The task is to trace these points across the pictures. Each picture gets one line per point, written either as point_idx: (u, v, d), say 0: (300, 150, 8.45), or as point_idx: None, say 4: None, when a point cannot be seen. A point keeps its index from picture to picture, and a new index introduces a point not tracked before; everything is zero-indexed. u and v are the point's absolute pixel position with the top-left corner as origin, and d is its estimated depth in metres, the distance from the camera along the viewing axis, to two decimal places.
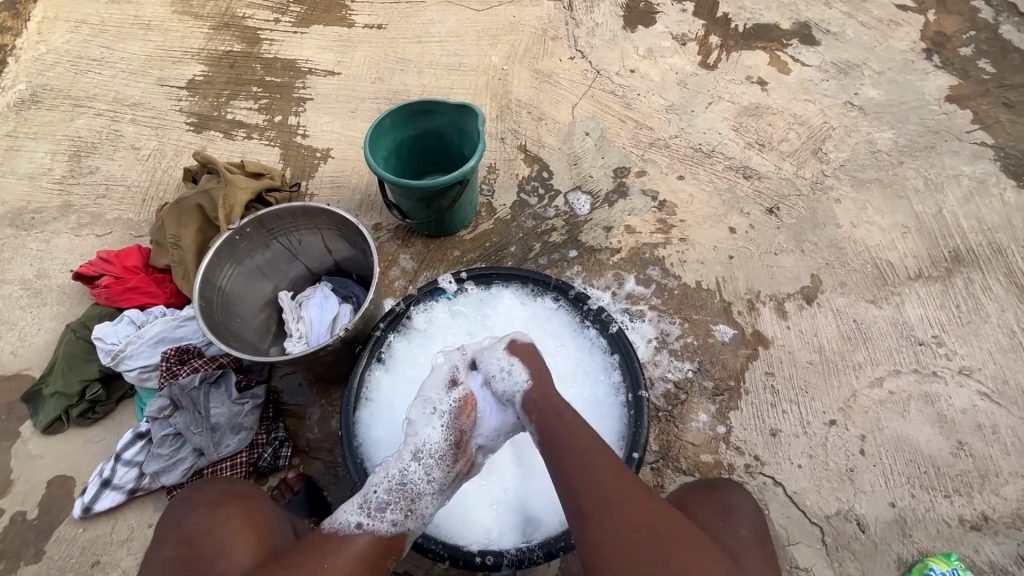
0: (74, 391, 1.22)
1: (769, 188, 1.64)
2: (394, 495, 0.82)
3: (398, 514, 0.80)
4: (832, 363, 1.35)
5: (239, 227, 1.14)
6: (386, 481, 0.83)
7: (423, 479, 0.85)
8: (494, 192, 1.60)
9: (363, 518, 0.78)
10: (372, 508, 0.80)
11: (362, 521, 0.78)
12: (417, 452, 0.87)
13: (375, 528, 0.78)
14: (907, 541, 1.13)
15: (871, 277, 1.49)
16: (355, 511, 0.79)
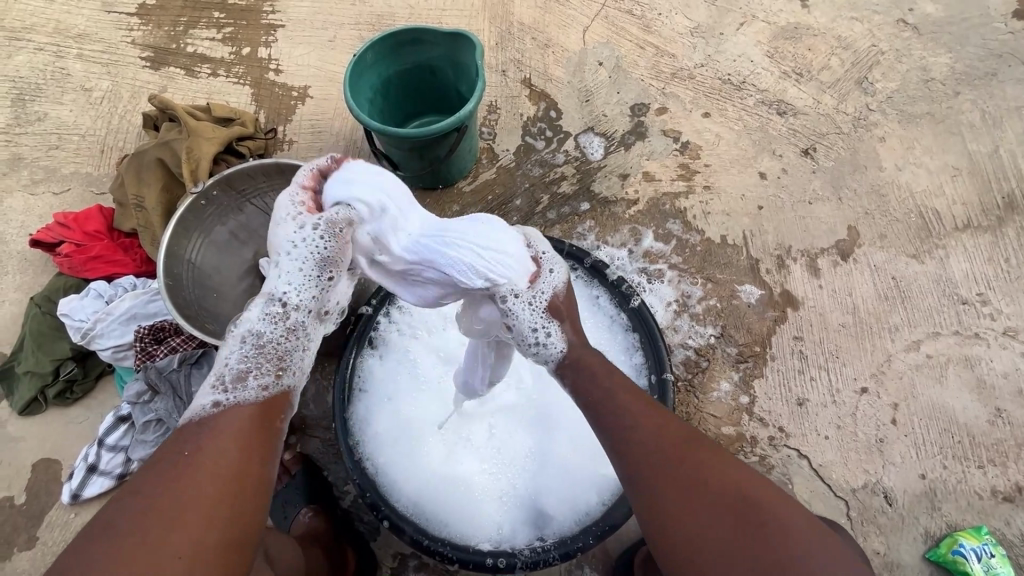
0: (47, 370, 1.12)
1: (806, 125, 1.45)
2: (255, 355, 0.68)
3: (268, 376, 0.68)
4: (867, 326, 1.24)
5: (204, 190, 1.00)
6: (236, 347, 0.68)
7: (287, 332, 0.71)
8: (495, 135, 1.42)
9: (217, 397, 0.65)
10: (227, 383, 0.66)
11: (217, 400, 0.65)
12: (271, 297, 0.70)
13: (239, 400, 0.65)
14: (936, 514, 1.09)
15: (914, 227, 1.34)
16: (207, 393, 0.66)
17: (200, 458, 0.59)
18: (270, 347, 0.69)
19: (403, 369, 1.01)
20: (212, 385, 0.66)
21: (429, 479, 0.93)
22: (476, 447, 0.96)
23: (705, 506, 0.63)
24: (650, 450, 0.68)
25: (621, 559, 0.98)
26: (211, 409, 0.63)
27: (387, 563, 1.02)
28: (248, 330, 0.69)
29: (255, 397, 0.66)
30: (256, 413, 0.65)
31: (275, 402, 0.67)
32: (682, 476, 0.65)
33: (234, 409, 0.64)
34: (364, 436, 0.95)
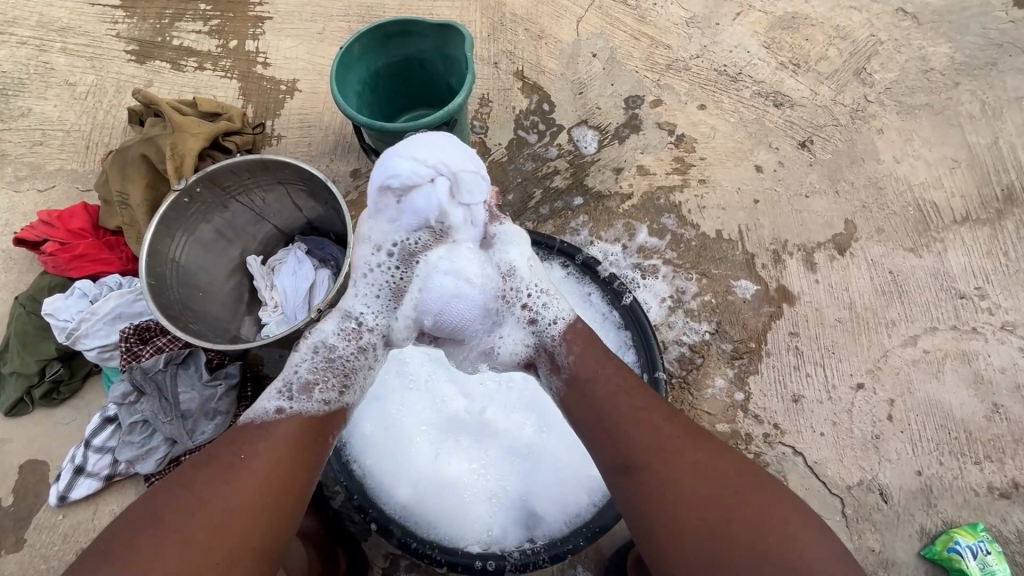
0: (32, 371, 1.11)
1: (803, 117, 1.43)
2: (322, 371, 0.79)
3: (331, 393, 0.78)
4: (863, 321, 1.23)
5: (187, 187, 0.98)
6: (308, 361, 0.80)
7: (351, 355, 0.83)
8: (487, 129, 1.39)
9: (282, 402, 0.75)
10: (294, 391, 0.76)
11: (282, 406, 0.74)
12: (346, 316, 0.86)
13: (301, 410, 0.74)
14: (931, 511, 1.08)
15: (912, 221, 1.32)
16: (273, 398, 0.75)
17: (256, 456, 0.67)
18: (337, 365, 0.81)
19: (391, 368, 1.00)
20: (280, 391, 0.76)
21: (417, 481, 0.91)
22: (465, 447, 0.95)
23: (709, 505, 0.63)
24: (654, 443, 0.68)
25: (614, 559, 0.97)
26: (275, 414, 0.73)
27: (378, 564, 1.01)
28: (318, 347, 0.82)
29: (316, 409, 0.75)
30: (310, 425, 0.74)
31: (333, 417, 0.77)
32: (687, 474, 0.65)
33: (298, 417, 0.73)
34: (350, 438, 0.94)
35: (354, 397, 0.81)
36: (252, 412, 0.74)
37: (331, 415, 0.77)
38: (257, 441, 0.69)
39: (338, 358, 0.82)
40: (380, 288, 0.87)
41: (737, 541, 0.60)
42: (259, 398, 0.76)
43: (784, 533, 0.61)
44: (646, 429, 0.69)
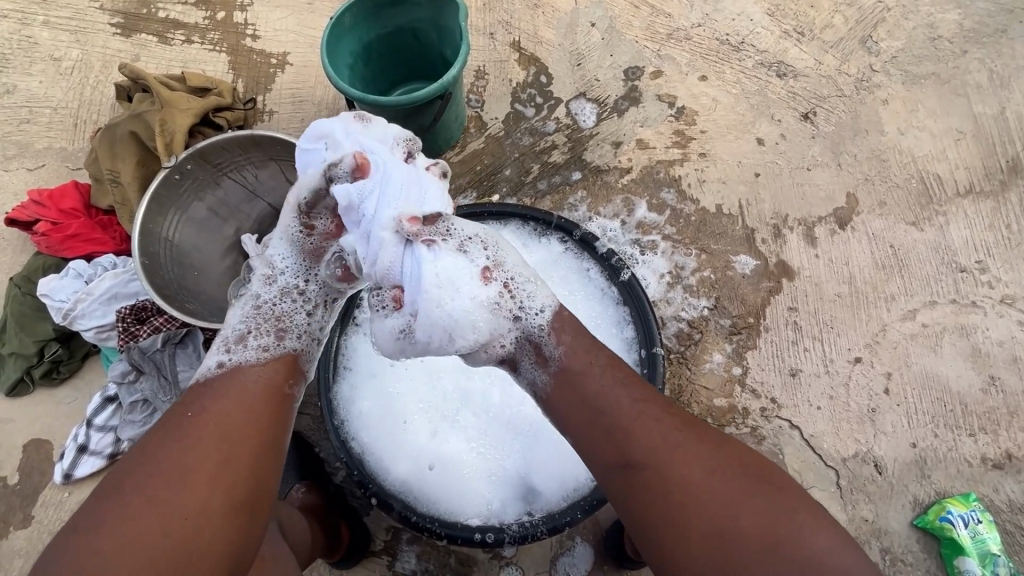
0: (30, 352, 1.11)
1: (806, 87, 1.40)
2: (255, 321, 0.79)
3: (267, 339, 0.77)
4: (863, 296, 1.22)
5: (177, 163, 0.96)
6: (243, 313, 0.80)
7: (282, 301, 0.82)
8: (483, 102, 1.36)
9: (223, 356, 0.75)
10: (232, 343, 0.76)
11: (224, 359, 0.74)
12: (269, 274, 0.83)
13: (240, 360, 0.74)
14: (925, 482, 1.09)
15: (914, 193, 1.30)
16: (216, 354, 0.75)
17: (208, 417, 0.65)
18: (268, 313, 0.80)
19: None
20: (218, 347, 0.76)
21: (417, 458, 0.92)
22: (463, 424, 0.95)
23: (710, 504, 0.60)
24: (665, 432, 0.66)
25: (611, 530, 0.99)
26: (218, 368, 0.73)
27: (380, 537, 1.03)
28: (252, 299, 0.81)
29: (257, 356, 0.75)
30: (256, 376, 0.72)
31: (278, 360, 0.76)
32: (686, 473, 0.62)
33: (242, 368, 0.72)
34: (348, 417, 0.94)
35: (297, 341, 0.79)
36: (200, 373, 0.75)
37: (275, 359, 0.76)
38: (196, 416, 0.65)
39: (268, 305, 0.81)
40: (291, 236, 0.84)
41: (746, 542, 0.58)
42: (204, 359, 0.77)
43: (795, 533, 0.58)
44: (646, 427, 0.66)
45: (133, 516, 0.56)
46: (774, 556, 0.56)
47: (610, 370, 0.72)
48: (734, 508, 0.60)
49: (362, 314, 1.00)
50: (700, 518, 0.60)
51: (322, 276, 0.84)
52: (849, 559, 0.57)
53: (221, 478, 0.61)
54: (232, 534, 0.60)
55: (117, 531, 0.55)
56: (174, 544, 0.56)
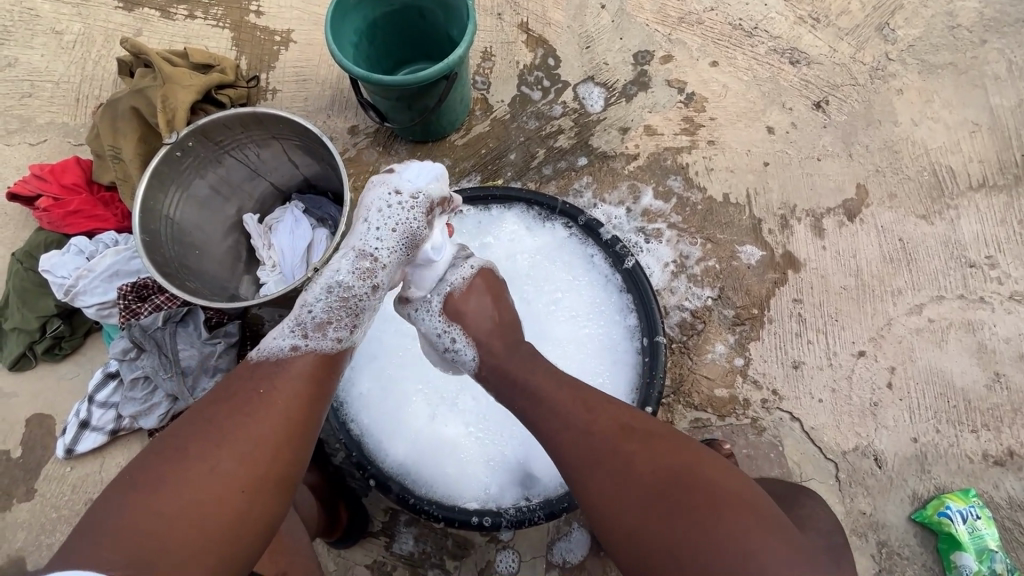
0: (33, 327, 1.11)
1: (819, 75, 1.37)
2: (336, 309, 0.80)
3: (343, 331, 0.80)
4: (869, 289, 1.21)
5: (178, 140, 0.94)
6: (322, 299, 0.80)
7: (362, 289, 0.82)
8: (489, 85, 1.34)
9: (297, 341, 0.77)
10: (307, 330, 0.78)
11: (297, 344, 0.77)
12: (361, 252, 0.82)
13: (317, 348, 0.77)
14: (925, 477, 1.09)
15: (926, 186, 1.28)
16: (287, 335, 0.77)
17: (274, 395, 0.68)
18: (351, 305, 0.82)
19: (389, 327, 0.99)
20: (295, 328, 0.78)
21: (416, 441, 0.92)
22: (462, 408, 0.95)
23: (650, 505, 0.62)
24: (594, 445, 0.67)
25: None
26: (291, 351, 0.76)
27: (378, 519, 1.04)
28: (332, 279, 0.81)
29: (331, 347, 0.78)
30: (320, 362, 0.76)
31: (347, 356, 0.80)
32: (620, 478, 0.65)
33: (309, 355, 0.76)
34: (348, 398, 0.94)
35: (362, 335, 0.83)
36: (269, 347, 0.77)
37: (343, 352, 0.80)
38: (262, 392, 0.68)
39: (347, 296, 0.81)
40: (397, 224, 0.83)
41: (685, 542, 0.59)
42: (272, 332, 0.78)
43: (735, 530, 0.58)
44: (578, 439, 0.69)
45: (191, 481, 0.59)
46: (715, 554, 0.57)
47: (546, 388, 0.75)
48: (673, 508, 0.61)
49: None
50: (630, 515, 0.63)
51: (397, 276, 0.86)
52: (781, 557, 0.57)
53: (274, 455, 0.64)
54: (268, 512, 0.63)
55: (173, 491, 0.58)
56: (219, 515, 0.59)
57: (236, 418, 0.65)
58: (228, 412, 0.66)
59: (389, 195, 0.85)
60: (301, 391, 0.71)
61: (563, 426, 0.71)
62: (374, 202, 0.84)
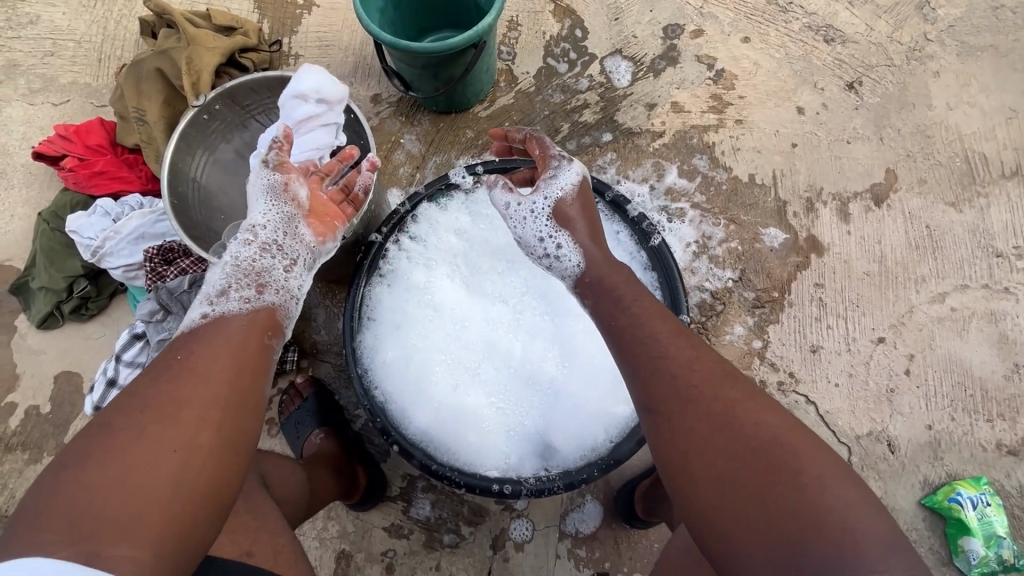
0: (61, 287, 1.13)
1: (854, 54, 1.33)
2: (236, 274, 0.73)
3: (248, 291, 0.72)
4: (892, 276, 1.20)
5: (205, 103, 0.94)
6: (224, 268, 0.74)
7: (265, 256, 0.76)
8: (515, 55, 1.31)
9: (205, 310, 0.70)
10: (213, 298, 0.71)
11: (206, 312, 0.69)
12: (258, 221, 0.79)
13: (221, 309, 0.69)
14: (936, 464, 1.09)
15: (957, 173, 1.25)
16: (196, 309, 0.70)
17: (197, 358, 0.62)
18: (254, 267, 0.74)
19: (412, 298, 1.00)
20: (200, 303, 0.71)
21: (438, 410, 0.93)
22: (483, 379, 0.96)
23: (738, 459, 0.57)
24: (682, 386, 0.64)
25: (622, 491, 1.02)
26: (200, 319, 0.68)
27: (396, 484, 1.07)
28: (234, 255, 0.76)
29: (239, 309, 0.70)
30: (240, 321, 0.69)
31: (259, 313, 0.71)
32: (707, 424, 0.61)
33: (221, 317, 0.68)
34: (371, 366, 0.95)
35: (275, 295, 0.73)
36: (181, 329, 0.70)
37: (256, 311, 0.71)
38: (184, 359, 0.62)
39: (247, 259, 0.75)
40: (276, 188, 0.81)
41: (777, 502, 0.54)
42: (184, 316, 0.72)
43: (831, 505, 0.53)
44: (665, 378, 0.65)
45: (120, 450, 0.54)
46: (813, 527, 0.52)
47: (640, 320, 0.72)
48: (756, 473, 0.56)
49: (388, 266, 1.00)
50: (716, 465, 0.58)
51: (304, 236, 0.80)
52: (885, 535, 0.53)
53: (206, 417, 0.58)
54: (211, 477, 0.57)
55: (102, 463, 0.53)
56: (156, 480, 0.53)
57: (163, 382, 0.59)
58: (158, 378, 0.60)
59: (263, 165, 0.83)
60: (233, 350, 0.65)
61: (658, 355, 0.68)
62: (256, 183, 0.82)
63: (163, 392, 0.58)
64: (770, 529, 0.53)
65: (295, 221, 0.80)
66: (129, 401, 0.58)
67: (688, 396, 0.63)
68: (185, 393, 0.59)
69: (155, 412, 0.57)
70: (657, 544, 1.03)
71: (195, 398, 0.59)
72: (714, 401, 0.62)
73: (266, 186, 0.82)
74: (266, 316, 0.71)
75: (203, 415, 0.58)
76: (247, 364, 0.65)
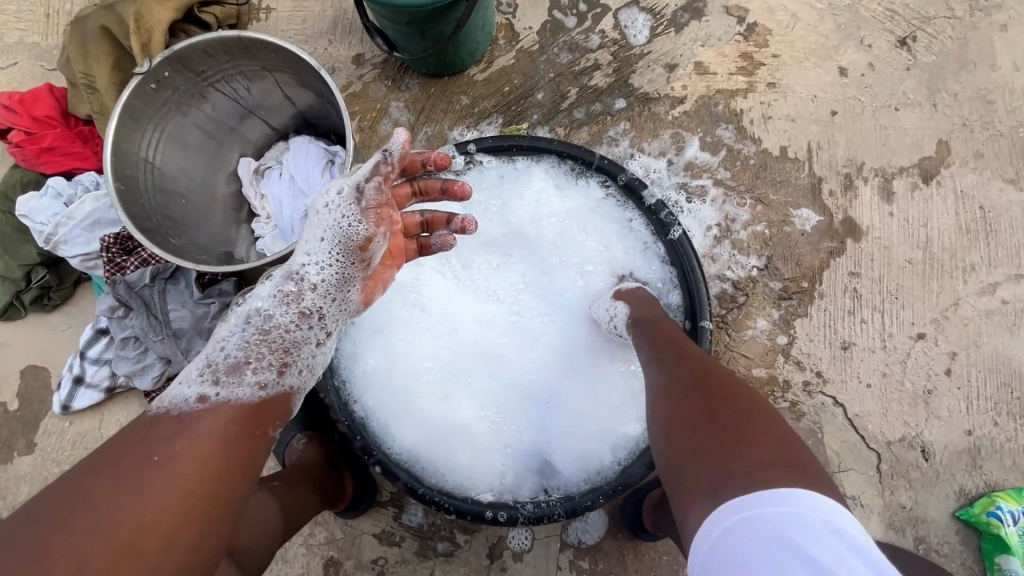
0: (17, 276, 1.03)
1: (909, 4, 1.15)
2: (255, 345, 0.66)
3: (267, 373, 0.65)
4: (937, 264, 1.07)
5: (151, 69, 0.79)
6: (241, 334, 0.67)
7: (290, 324, 0.69)
8: (516, 7, 1.14)
9: (206, 387, 0.62)
10: (220, 372, 0.63)
11: (206, 391, 0.62)
12: (290, 276, 0.71)
13: (229, 396, 0.61)
14: (975, 473, 1.00)
15: (1020, 145, 1.10)
16: (196, 382, 0.62)
17: (177, 457, 0.53)
18: (274, 339, 0.68)
19: (396, 297, 0.89)
20: (207, 372, 0.63)
21: (424, 424, 0.85)
22: (475, 390, 0.87)
23: (701, 409, 0.56)
24: (670, 368, 0.64)
25: (629, 502, 0.94)
26: (198, 401, 0.60)
27: (387, 490, 0.99)
28: (256, 316, 0.69)
29: (252, 395, 0.63)
30: (246, 411, 0.61)
31: (272, 401, 0.64)
32: (682, 383, 0.60)
33: (225, 405, 0.60)
34: (347, 372, 0.86)
35: (296, 378, 0.67)
36: (172, 395, 0.62)
37: (269, 398, 0.64)
38: (165, 454, 0.54)
39: (274, 327, 0.68)
40: (322, 239, 0.72)
41: (720, 442, 0.52)
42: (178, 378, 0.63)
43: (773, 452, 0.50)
44: (656, 364, 0.66)
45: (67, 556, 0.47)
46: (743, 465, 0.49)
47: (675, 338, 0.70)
48: (712, 422, 0.54)
49: None
50: (680, 416, 0.57)
51: (339, 300, 0.72)
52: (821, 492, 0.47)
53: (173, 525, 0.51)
54: None
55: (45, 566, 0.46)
56: None
57: (131, 479, 0.51)
58: (127, 468, 0.52)
59: (325, 203, 0.73)
60: (219, 447, 0.56)
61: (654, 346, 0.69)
62: (308, 224, 0.73)
63: (130, 490, 0.51)
64: (706, 458, 0.51)
65: (342, 285, 0.73)
66: (90, 492, 0.50)
67: (675, 370, 0.63)
68: (153, 502, 0.50)
69: (111, 514, 0.49)
70: (665, 556, 0.95)
71: (166, 509, 0.51)
72: (691, 372, 0.62)
73: (320, 231, 0.72)
74: (279, 402, 0.65)
75: (169, 525, 0.50)
76: (237, 463, 0.56)
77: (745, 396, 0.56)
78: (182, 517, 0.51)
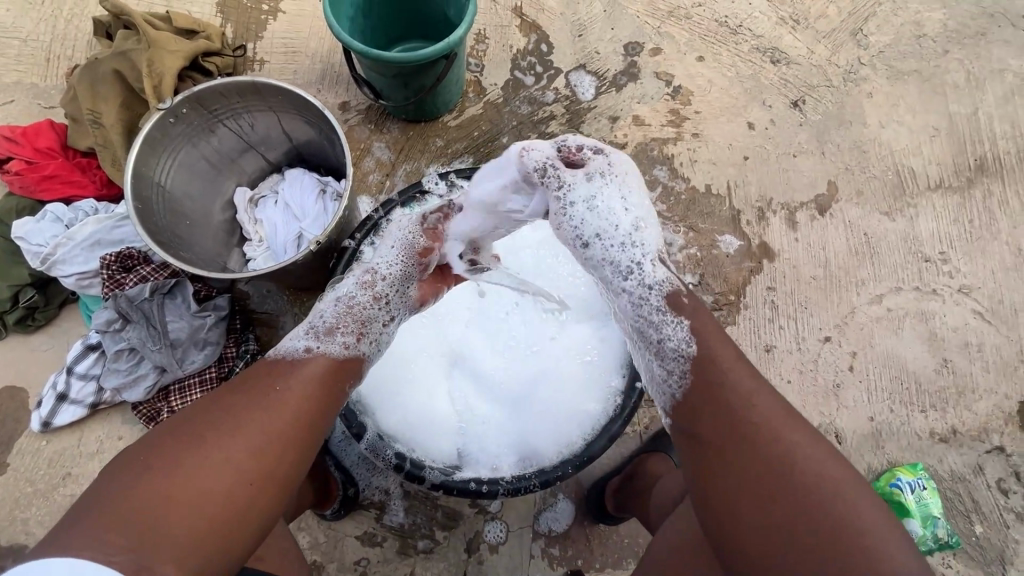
0: (4, 297, 1.06)
1: (797, 75, 1.43)
2: (344, 315, 0.78)
3: (351, 337, 0.76)
4: (836, 280, 1.29)
5: (172, 107, 0.91)
6: (331, 306, 0.79)
7: (376, 305, 0.81)
8: (483, 68, 1.35)
9: (309, 342, 0.74)
10: (318, 332, 0.75)
11: (309, 345, 0.74)
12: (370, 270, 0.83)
13: (325, 350, 0.73)
14: (878, 452, 1.19)
15: (889, 185, 1.37)
16: (301, 337, 0.75)
17: (283, 393, 0.66)
18: (359, 313, 0.79)
19: None
20: (304, 331, 0.76)
21: (410, 413, 0.94)
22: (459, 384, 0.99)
23: (756, 458, 0.61)
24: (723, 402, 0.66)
25: (593, 489, 1.05)
26: (304, 351, 0.73)
27: (371, 492, 1.05)
28: (345, 295, 0.80)
29: (339, 353, 0.74)
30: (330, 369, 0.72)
31: (351, 362, 0.75)
32: (724, 422, 0.64)
33: (318, 358, 0.72)
34: None
35: (369, 347, 0.78)
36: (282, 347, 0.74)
37: (349, 361, 0.75)
38: (274, 389, 0.66)
39: (359, 303, 0.80)
40: (399, 244, 0.85)
41: (773, 500, 0.58)
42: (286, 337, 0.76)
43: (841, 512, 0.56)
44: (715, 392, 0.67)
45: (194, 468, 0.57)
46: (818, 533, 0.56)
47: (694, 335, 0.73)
48: (765, 482, 0.60)
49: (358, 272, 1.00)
50: (717, 444, 0.63)
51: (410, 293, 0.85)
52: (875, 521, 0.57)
53: (278, 449, 0.62)
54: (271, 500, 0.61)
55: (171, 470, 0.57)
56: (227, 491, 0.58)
57: (239, 409, 0.63)
58: (236, 403, 0.64)
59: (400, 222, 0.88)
60: (310, 393, 0.69)
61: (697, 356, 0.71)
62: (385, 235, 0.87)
63: (242, 421, 0.62)
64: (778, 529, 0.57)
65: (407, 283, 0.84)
66: (206, 420, 0.62)
67: (717, 399, 0.66)
68: (264, 425, 0.62)
69: (223, 433, 0.60)
70: (627, 539, 1.06)
71: (275, 431, 0.63)
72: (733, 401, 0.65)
73: (400, 233, 0.87)
74: (355, 364, 0.76)
75: (274, 446, 0.62)
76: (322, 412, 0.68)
77: (788, 440, 0.62)
78: (283, 442, 0.63)
